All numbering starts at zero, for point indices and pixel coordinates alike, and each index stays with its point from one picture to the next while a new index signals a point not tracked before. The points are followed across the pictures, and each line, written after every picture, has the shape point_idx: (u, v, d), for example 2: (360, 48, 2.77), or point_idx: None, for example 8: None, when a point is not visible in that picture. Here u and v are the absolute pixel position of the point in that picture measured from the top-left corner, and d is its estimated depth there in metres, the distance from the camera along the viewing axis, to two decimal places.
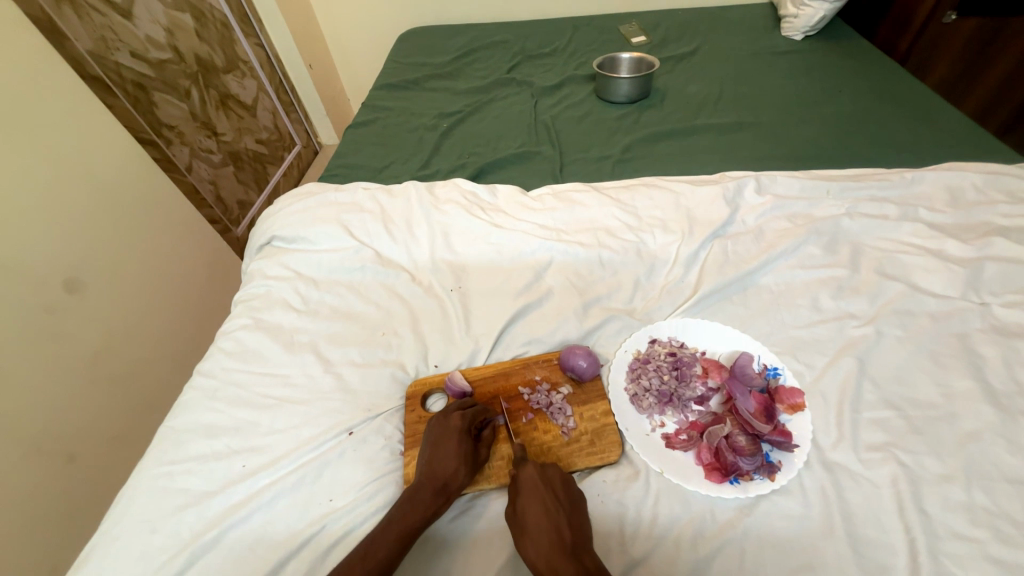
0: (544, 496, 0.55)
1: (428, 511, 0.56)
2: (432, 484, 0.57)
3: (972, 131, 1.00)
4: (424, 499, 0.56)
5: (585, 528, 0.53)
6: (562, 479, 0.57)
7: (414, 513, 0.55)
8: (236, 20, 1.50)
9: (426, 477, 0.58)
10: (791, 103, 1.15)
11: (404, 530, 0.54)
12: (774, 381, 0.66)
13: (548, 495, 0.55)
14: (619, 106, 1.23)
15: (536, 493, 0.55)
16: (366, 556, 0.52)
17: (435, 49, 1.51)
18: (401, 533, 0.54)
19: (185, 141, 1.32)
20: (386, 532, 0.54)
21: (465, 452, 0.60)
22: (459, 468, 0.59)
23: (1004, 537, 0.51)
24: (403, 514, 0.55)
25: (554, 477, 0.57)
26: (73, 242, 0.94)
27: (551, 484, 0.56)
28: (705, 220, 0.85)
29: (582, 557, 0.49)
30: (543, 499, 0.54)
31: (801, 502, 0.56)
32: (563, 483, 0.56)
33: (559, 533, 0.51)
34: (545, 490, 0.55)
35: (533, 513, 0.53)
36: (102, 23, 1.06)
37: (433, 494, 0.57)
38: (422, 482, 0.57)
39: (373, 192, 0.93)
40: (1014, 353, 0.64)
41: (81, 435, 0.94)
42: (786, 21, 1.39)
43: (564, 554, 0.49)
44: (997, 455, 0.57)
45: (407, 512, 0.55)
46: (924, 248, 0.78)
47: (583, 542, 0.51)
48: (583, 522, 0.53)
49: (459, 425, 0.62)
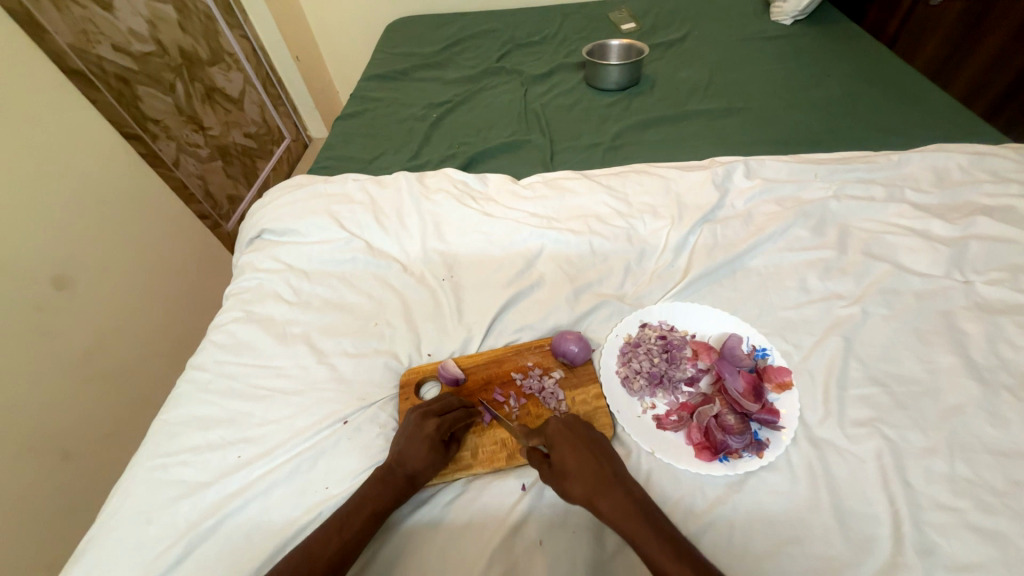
0: (572, 439, 0.57)
1: (398, 494, 0.57)
2: (403, 470, 0.58)
3: (957, 113, 1.01)
4: (395, 484, 0.57)
5: (614, 458, 0.58)
6: (581, 423, 0.60)
7: (383, 496, 0.57)
8: (220, 12, 1.47)
9: (398, 462, 0.59)
10: (779, 88, 1.15)
11: (375, 509, 0.56)
12: (763, 362, 0.67)
13: (578, 436, 0.58)
14: (609, 94, 1.23)
15: (567, 437, 0.58)
16: (341, 530, 0.54)
17: (424, 38, 1.50)
18: (373, 511, 0.56)
19: (171, 136, 1.30)
20: (360, 508, 0.56)
21: (436, 455, 0.59)
22: (427, 467, 0.59)
23: (984, 505, 0.53)
24: (374, 493, 0.57)
25: (574, 421, 0.60)
26: (60, 238, 0.93)
27: (574, 426, 0.59)
28: (695, 205, 0.85)
29: (626, 484, 0.54)
30: (576, 441, 0.57)
31: (788, 477, 0.57)
32: (583, 425, 0.60)
33: (602, 466, 0.55)
34: (574, 432, 0.58)
35: (570, 455, 0.56)
36: (82, 15, 1.04)
37: (402, 480, 0.58)
38: (394, 467, 0.58)
39: (362, 182, 0.93)
40: (997, 329, 0.66)
41: (74, 432, 0.94)
42: (775, 6, 1.38)
43: (611, 484, 0.54)
44: (978, 428, 0.58)
45: (379, 493, 0.57)
46: (910, 228, 0.79)
47: (619, 471, 0.56)
48: (611, 454, 0.58)
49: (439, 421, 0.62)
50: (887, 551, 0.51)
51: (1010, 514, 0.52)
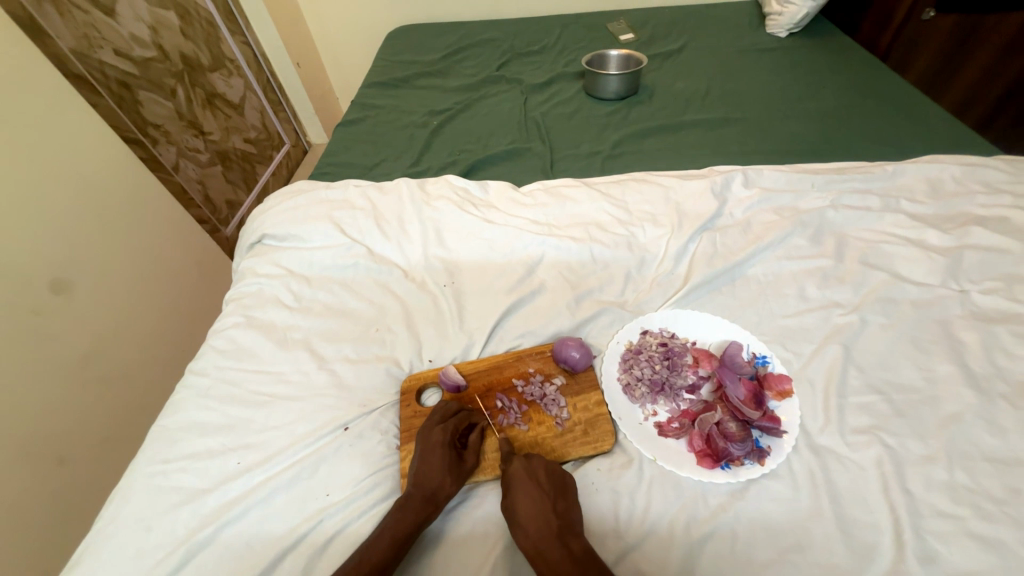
0: (529, 487, 0.57)
1: (419, 520, 0.56)
2: (421, 493, 0.58)
3: (950, 124, 1.03)
4: (415, 508, 0.56)
5: (572, 510, 0.55)
6: (548, 468, 0.59)
7: (405, 522, 0.55)
8: (222, 18, 1.48)
9: (415, 487, 0.58)
10: (775, 99, 1.16)
11: (395, 537, 0.54)
12: (763, 369, 0.67)
13: (534, 486, 0.57)
14: (608, 103, 1.24)
15: (522, 484, 0.57)
16: (361, 562, 0.52)
17: (424, 46, 1.51)
18: (392, 539, 0.54)
19: (171, 141, 1.30)
20: (379, 539, 0.54)
21: (451, 462, 0.61)
22: (446, 478, 0.59)
23: (983, 513, 0.53)
24: (396, 520, 0.56)
25: (538, 466, 0.59)
26: (57, 241, 0.92)
27: (536, 473, 0.58)
28: (695, 213, 0.86)
29: (571, 543, 0.52)
30: (529, 490, 0.57)
31: (790, 485, 0.58)
32: (547, 471, 0.59)
33: (547, 521, 0.53)
34: (531, 480, 0.57)
35: (521, 504, 0.56)
36: (84, 20, 1.05)
37: (421, 503, 0.57)
38: (412, 491, 0.58)
39: (364, 188, 0.93)
40: (992, 338, 0.66)
41: (70, 438, 0.93)
42: (771, 19, 1.40)
43: (551, 541, 0.52)
44: (976, 436, 0.59)
45: (399, 520, 0.56)
46: (906, 238, 0.80)
47: (570, 525, 0.54)
48: (570, 505, 0.56)
49: (442, 440, 0.62)
50: (890, 558, 0.52)
51: (1010, 522, 0.52)
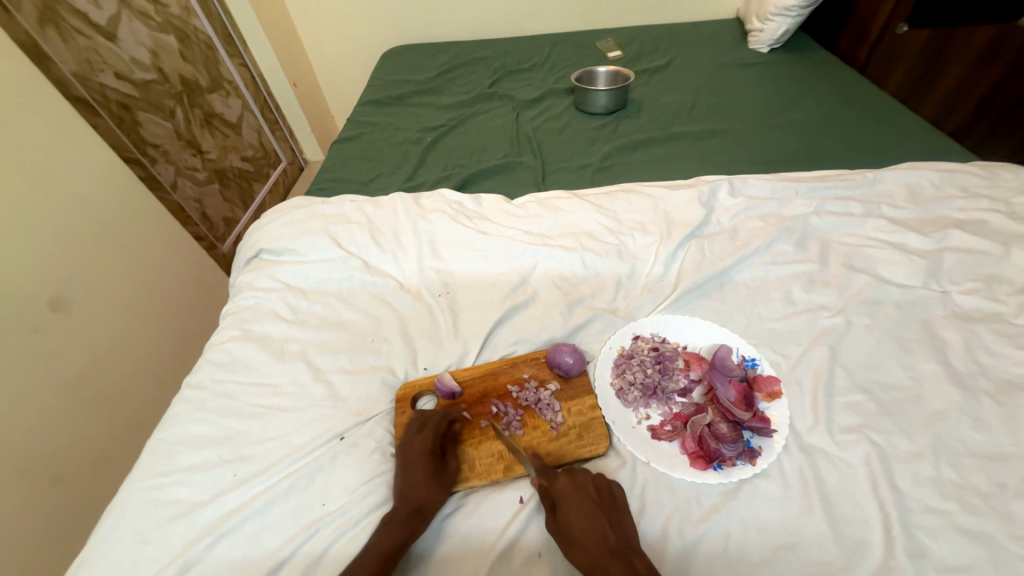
0: (581, 503, 0.56)
1: (406, 533, 0.56)
2: (407, 506, 0.58)
3: (927, 132, 1.06)
4: (401, 521, 0.57)
5: (625, 526, 0.55)
6: (594, 482, 0.58)
7: (392, 536, 0.56)
8: (220, 41, 1.52)
9: (401, 500, 0.59)
10: (759, 111, 1.20)
11: (384, 551, 0.55)
12: (752, 371, 0.69)
13: (586, 501, 0.56)
14: (597, 117, 1.27)
15: (574, 500, 0.56)
16: None
17: (418, 65, 1.55)
18: (381, 552, 0.54)
19: (170, 160, 1.32)
20: (366, 554, 0.54)
21: (434, 472, 0.61)
22: (430, 488, 0.59)
23: (970, 507, 0.54)
24: (383, 534, 0.56)
25: (586, 480, 0.58)
26: (55, 258, 0.93)
27: (585, 488, 0.57)
28: (683, 221, 0.88)
29: (633, 560, 0.51)
30: (582, 506, 0.55)
31: (781, 484, 0.58)
32: (596, 485, 0.58)
33: (606, 537, 0.52)
34: (582, 496, 0.56)
35: (576, 521, 0.54)
36: (87, 45, 1.08)
37: (408, 516, 0.57)
38: (398, 504, 0.58)
39: (360, 203, 0.95)
40: (974, 337, 0.68)
41: (65, 455, 0.93)
42: (753, 35, 1.45)
43: (612, 558, 0.51)
44: (962, 432, 0.60)
45: (385, 535, 0.56)
46: (887, 242, 0.82)
47: (628, 541, 0.53)
48: (624, 520, 0.55)
49: (424, 449, 0.62)
50: (880, 554, 0.52)
51: (997, 516, 0.53)
